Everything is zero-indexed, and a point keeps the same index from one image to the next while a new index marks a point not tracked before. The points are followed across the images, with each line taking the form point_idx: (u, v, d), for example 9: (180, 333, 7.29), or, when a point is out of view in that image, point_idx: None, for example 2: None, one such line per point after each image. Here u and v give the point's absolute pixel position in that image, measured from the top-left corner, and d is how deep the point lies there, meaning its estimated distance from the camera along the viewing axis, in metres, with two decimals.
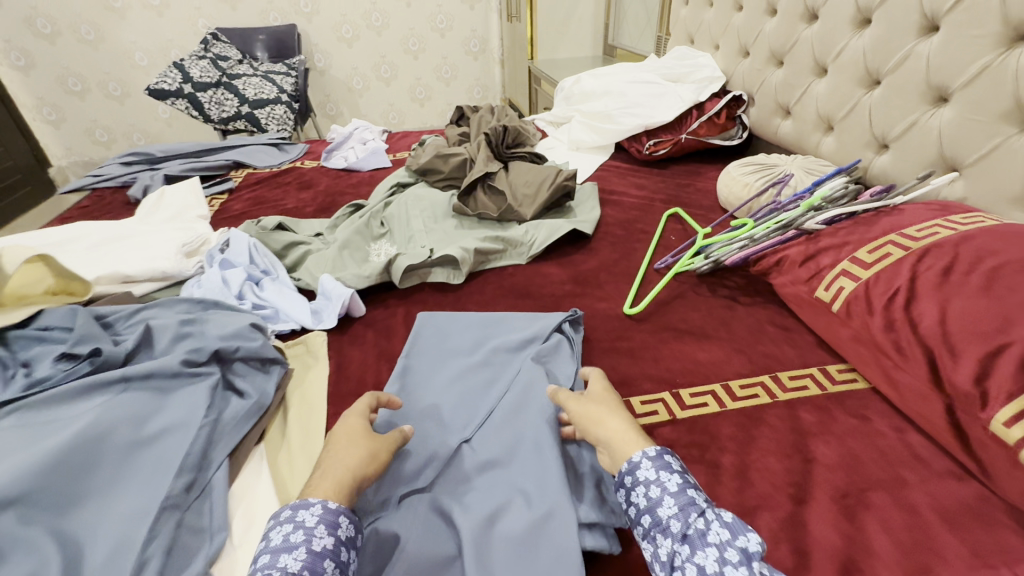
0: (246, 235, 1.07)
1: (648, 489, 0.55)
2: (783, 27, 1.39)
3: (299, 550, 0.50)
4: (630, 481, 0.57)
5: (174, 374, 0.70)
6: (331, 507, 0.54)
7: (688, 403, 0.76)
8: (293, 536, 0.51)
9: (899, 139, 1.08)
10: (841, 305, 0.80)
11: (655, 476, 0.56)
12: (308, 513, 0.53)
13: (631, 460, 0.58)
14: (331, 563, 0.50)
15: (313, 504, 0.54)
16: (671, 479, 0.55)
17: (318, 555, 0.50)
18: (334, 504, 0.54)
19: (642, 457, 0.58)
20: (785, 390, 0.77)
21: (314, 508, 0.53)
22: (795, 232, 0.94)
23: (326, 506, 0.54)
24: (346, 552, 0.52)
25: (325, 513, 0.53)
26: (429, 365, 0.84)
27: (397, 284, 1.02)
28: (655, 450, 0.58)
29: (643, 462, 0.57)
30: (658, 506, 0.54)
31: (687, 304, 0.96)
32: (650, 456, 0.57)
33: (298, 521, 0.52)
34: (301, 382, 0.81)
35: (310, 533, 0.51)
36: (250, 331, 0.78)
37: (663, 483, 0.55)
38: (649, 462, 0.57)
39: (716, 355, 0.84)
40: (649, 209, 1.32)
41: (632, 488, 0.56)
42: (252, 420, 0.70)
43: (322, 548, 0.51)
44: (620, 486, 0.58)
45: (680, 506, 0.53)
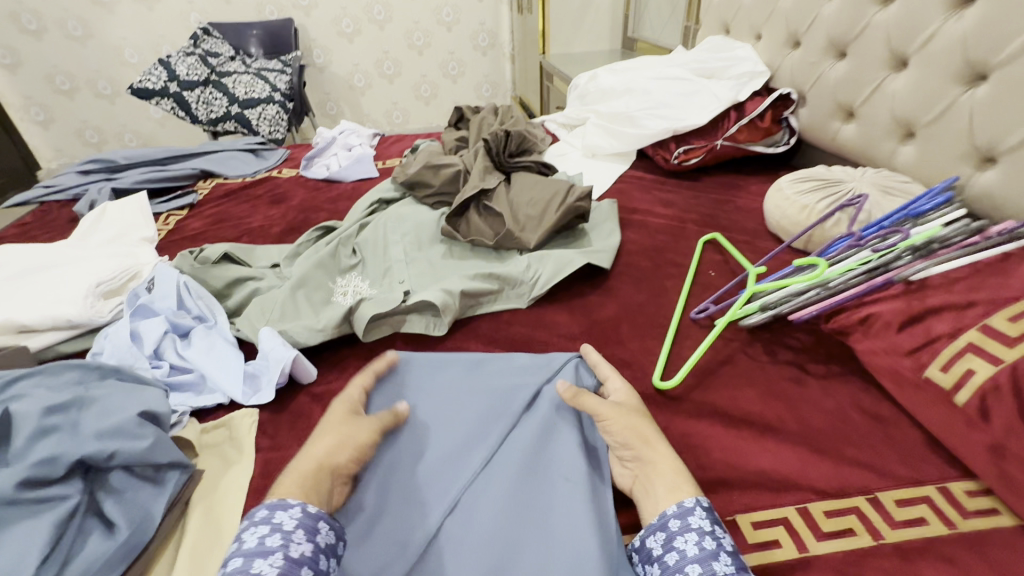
0: (176, 271, 0.86)
1: (701, 538, 0.47)
2: (847, 11, 1.14)
3: (274, 556, 0.44)
4: (676, 526, 0.48)
5: (7, 502, 0.48)
6: (310, 511, 0.49)
7: (750, 540, 0.53)
8: (268, 540, 0.45)
9: (1013, 151, 0.83)
10: (970, 397, 0.56)
11: (710, 528, 0.48)
12: (285, 515, 0.47)
13: (681, 504, 0.50)
14: (309, 571, 0.45)
15: (292, 507, 0.48)
16: (727, 538, 0.47)
17: (295, 562, 0.44)
18: (314, 508, 0.49)
19: (695, 504, 0.50)
20: (893, 527, 0.53)
21: (293, 510, 0.48)
22: (887, 280, 0.70)
23: (306, 509, 0.49)
24: (325, 562, 0.47)
25: (304, 516, 0.48)
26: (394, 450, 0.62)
27: (361, 337, 0.81)
28: (708, 501, 0.50)
29: (696, 509, 0.49)
30: (711, 558, 0.46)
31: (737, 373, 0.72)
32: (704, 506, 0.50)
33: (274, 523, 0.47)
34: (213, 490, 0.59)
35: (287, 538, 0.46)
36: (139, 425, 0.56)
37: (719, 539, 0.47)
38: (703, 512, 0.49)
39: (785, 460, 0.60)
40: (681, 233, 1.08)
41: (678, 534, 0.48)
42: (115, 572, 0.49)
43: (299, 556, 0.45)
44: (658, 530, 0.49)
45: (737, 567, 0.45)
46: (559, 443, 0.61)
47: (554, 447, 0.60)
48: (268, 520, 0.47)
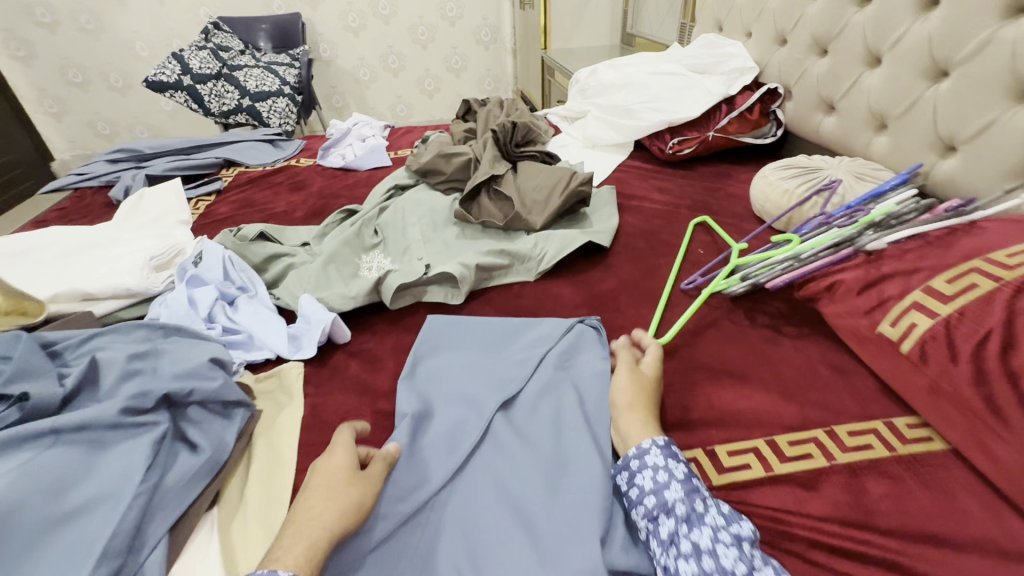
0: (221, 246, 0.95)
1: (655, 473, 0.57)
2: (828, 11, 1.23)
3: None
4: (637, 464, 0.58)
5: (112, 425, 0.59)
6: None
7: (726, 464, 0.64)
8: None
9: (970, 140, 0.93)
10: (912, 347, 0.66)
11: (663, 462, 0.57)
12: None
13: (641, 447, 0.60)
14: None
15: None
16: (679, 468, 0.57)
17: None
18: None
19: (651, 445, 0.59)
20: (844, 451, 0.63)
21: None
22: (851, 252, 0.80)
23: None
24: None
25: None
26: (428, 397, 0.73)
27: (388, 305, 0.90)
28: (664, 440, 0.60)
29: (652, 449, 0.59)
30: (664, 489, 0.55)
31: (720, 335, 0.83)
32: (659, 445, 0.59)
33: None
34: (269, 426, 0.69)
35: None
36: (209, 368, 0.67)
37: (671, 471, 0.57)
38: (659, 450, 0.59)
39: (758, 403, 0.71)
40: (674, 217, 1.18)
41: (637, 471, 0.58)
42: (203, 482, 0.59)
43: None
44: (623, 469, 0.59)
45: (686, 492, 0.55)
46: (565, 395, 0.71)
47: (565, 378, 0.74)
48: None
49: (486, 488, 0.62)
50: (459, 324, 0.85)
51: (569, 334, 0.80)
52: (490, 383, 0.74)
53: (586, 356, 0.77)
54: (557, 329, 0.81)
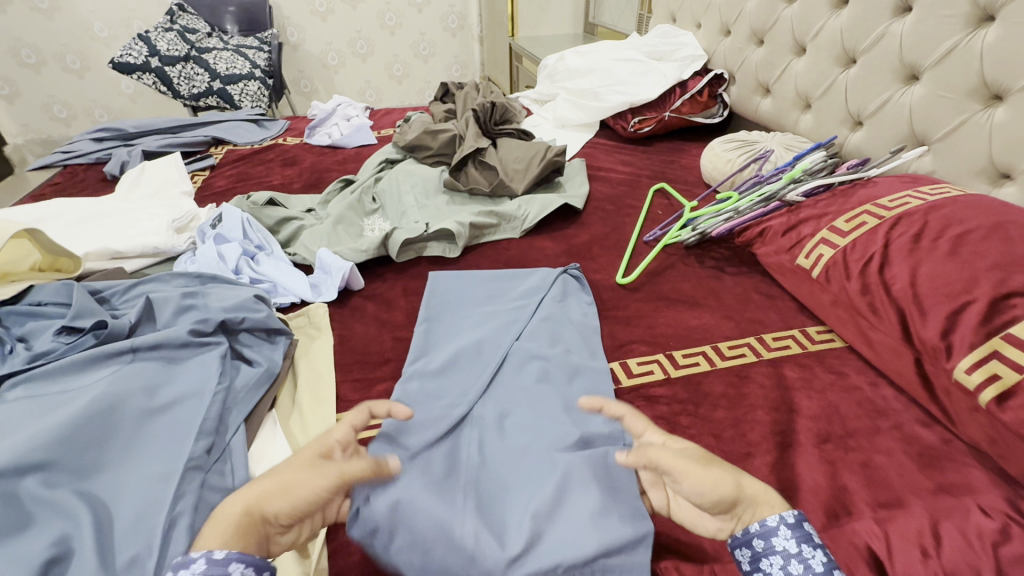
0: (239, 210, 1.06)
1: (788, 562, 0.48)
2: (763, 7, 1.43)
3: None
4: (762, 546, 0.49)
5: (182, 344, 0.71)
6: (217, 557, 0.43)
7: (681, 363, 0.80)
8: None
9: (872, 116, 1.14)
10: (820, 272, 0.86)
11: (796, 549, 0.48)
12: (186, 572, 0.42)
13: (764, 523, 0.50)
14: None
15: (194, 559, 0.43)
16: (816, 557, 0.47)
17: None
18: (221, 553, 0.44)
19: (779, 522, 0.49)
20: (769, 350, 0.82)
21: (193, 566, 0.42)
22: (778, 204, 0.99)
23: (212, 558, 0.43)
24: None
25: (206, 569, 0.42)
26: (443, 335, 0.83)
27: (394, 258, 1.04)
28: (794, 516, 0.50)
29: (780, 529, 0.49)
30: None
31: (677, 274, 1.00)
32: (789, 524, 0.49)
33: None
34: (306, 351, 0.82)
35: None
36: (255, 303, 0.79)
37: (806, 560, 0.47)
38: (789, 531, 0.49)
39: (706, 321, 0.89)
40: (636, 185, 1.35)
41: (762, 556, 0.49)
42: (264, 388, 0.71)
43: None
44: (742, 546, 0.50)
45: None
46: (564, 327, 0.84)
47: (562, 309, 0.87)
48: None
49: (508, 422, 0.68)
50: (457, 273, 0.98)
51: (559, 282, 0.92)
52: (494, 320, 0.85)
53: (574, 304, 0.90)
54: (547, 280, 0.92)
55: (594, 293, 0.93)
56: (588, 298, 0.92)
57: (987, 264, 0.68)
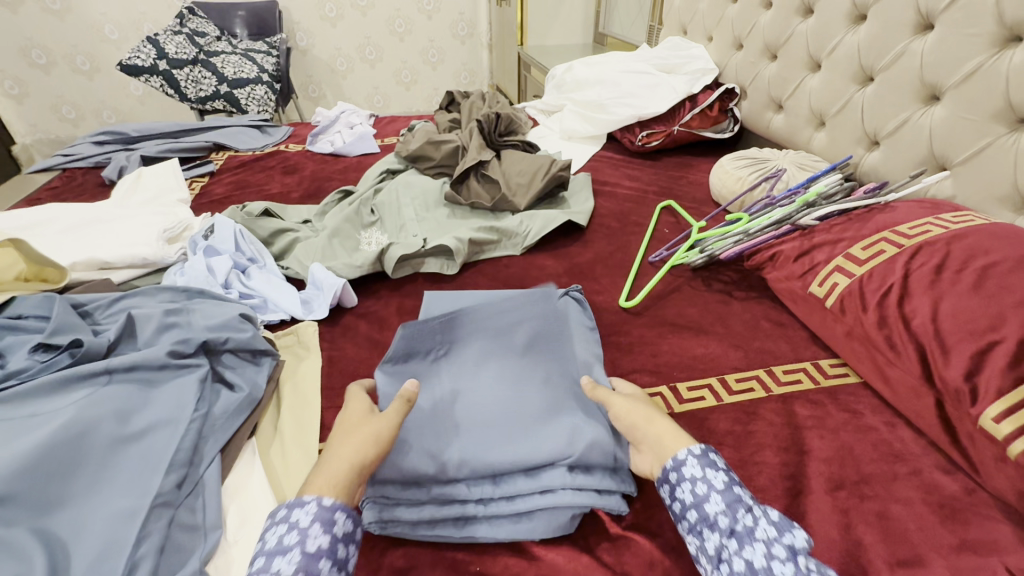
0: (232, 221, 1.03)
1: (694, 486, 0.50)
2: (777, 21, 1.39)
3: (291, 553, 0.44)
4: (675, 477, 0.52)
5: (160, 366, 0.67)
6: (327, 504, 0.48)
7: (686, 396, 0.76)
8: (286, 539, 0.45)
9: (890, 136, 1.09)
10: (834, 302, 0.81)
11: (702, 473, 0.51)
12: (302, 513, 0.47)
13: (675, 457, 0.53)
14: (327, 562, 0.45)
15: (308, 502, 0.48)
16: (718, 478, 0.50)
17: (312, 556, 0.45)
18: (330, 500, 0.48)
19: (687, 454, 0.53)
20: (779, 385, 0.78)
21: (308, 506, 0.47)
22: (790, 227, 0.95)
23: (322, 503, 0.48)
24: (343, 550, 0.47)
25: (320, 511, 0.47)
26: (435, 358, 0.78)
27: (389, 274, 1.00)
28: (700, 447, 0.53)
29: (688, 459, 0.52)
30: (704, 503, 0.49)
31: (682, 298, 0.96)
32: (695, 454, 0.52)
33: (291, 522, 0.46)
34: (293, 372, 0.78)
35: (304, 534, 0.46)
36: (240, 322, 0.75)
37: (710, 482, 0.50)
38: (695, 460, 0.52)
39: (712, 350, 0.84)
40: (643, 201, 1.31)
41: (676, 486, 0.52)
42: (245, 414, 0.68)
43: (317, 550, 0.45)
44: (664, 482, 0.53)
45: (727, 503, 0.49)
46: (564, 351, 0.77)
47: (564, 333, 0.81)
48: (287, 518, 0.47)
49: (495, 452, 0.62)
50: (454, 293, 0.94)
51: (559, 304, 0.86)
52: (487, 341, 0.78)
53: (576, 327, 0.83)
54: (545, 300, 0.84)
55: (596, 315, 0.88)
56: (590, 321, 0.87)
57: (1014, 300, 0.63)
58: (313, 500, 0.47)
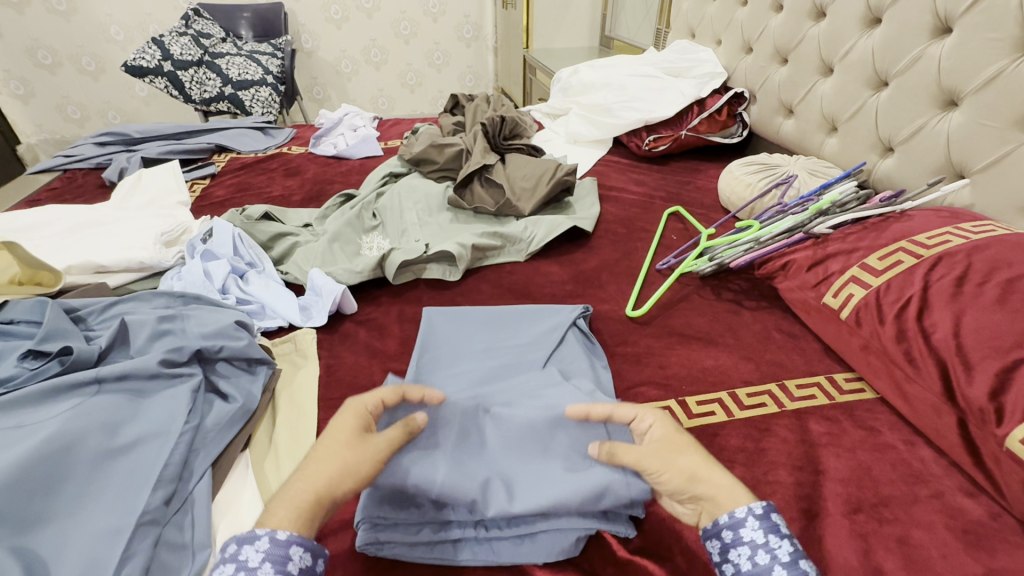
0: (231, 225, 1.01)
1: (754, 553, 0.48)
2: (788, 25, 1.36)
3: None
4: (730, 537, 0.49)
5: (151, 375, 0.65)
6: (279, 539, 0.45)
7: (695, 411, 0.73)
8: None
9: (905, 142, 1.07)
10: (849, 313, 0.78)
11: (763, 539, 0.48)
12: (252, 551, 0.44)
13: (733, 514, 0.49)
14: None
15: (259, 537, 0.45)
16: (782, 547, 0.47)
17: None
18: (284, 534, 0.46)
19: (747, 513, 0.49)
20: (792, 399, 0.75)
21: (259, 543, 0.45)
22: (803, 236, 0.92)
23: (275, 538, 0.46)
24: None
25: (270, 548, 0.45)
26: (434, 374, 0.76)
27: (390, 280, 0.98)
28: (762, 507, 0.49)
29: (748, 520, 0.49)
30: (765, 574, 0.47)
31: (691, 307, 0.94)
32: (757, 515, 0.49)
33: (241, 560, 0.44)
34: (289, 382, 0.76)
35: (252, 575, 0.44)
36: (235, 329, 0.73)
37: (772, 550, 0.47)
38: (756, 522, 0.48)
39: (722, 362, 0.82)
40: (649, 207, 1.29)
41: (732, 547, 0.49)
42: (238, 425, 0.66)
43: None
44: (713, 537, 0.50)
45: None
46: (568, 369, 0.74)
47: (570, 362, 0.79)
48: (237, 556, 0.45)
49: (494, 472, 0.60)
50: (456, 304, 0.92)
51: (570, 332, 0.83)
52: (494, 360, 0.79)
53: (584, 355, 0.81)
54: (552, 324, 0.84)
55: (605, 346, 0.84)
56: (597, 348, 0.84)
57: None
58: (264, 535, 0.45)
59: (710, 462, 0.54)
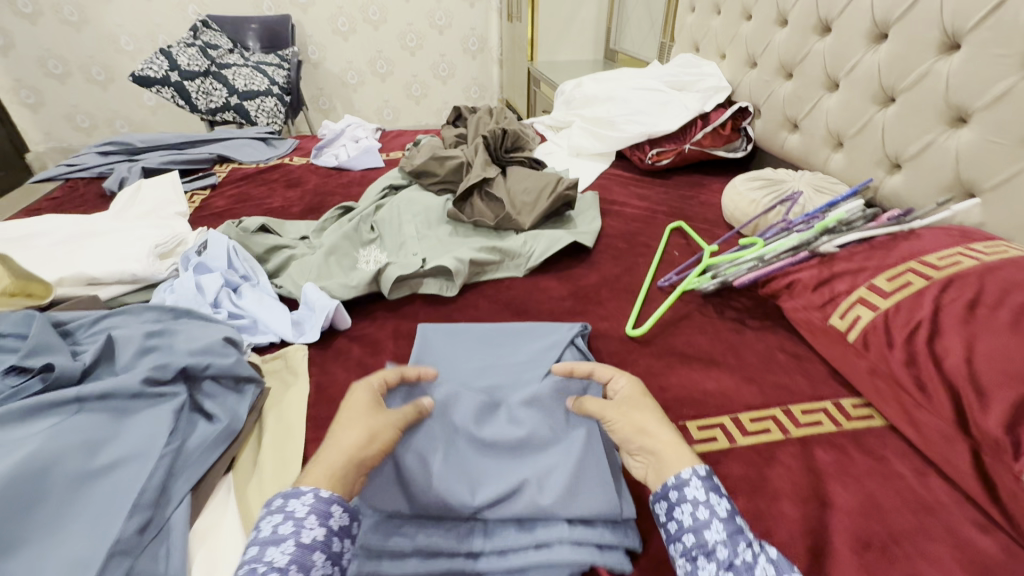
0: (226, 237, 1.00)
1: (695, 509, 0.52)
2: (793, 39, 1.35)
3: (286, 543, 0.47)
4: (675, 496, 0.53)
5: (134, 394, 0.63)
6: (323, 497, 0.51)
7: (695, 436, 0.71)
8: (282, 528, 0.48)
9: (913, 159, 1.04)
10: (856, 336, 0.76)
11: (704, 497, 0.52)
12: (298, 504, 0.50)
13: (679, 476, 0.54)
14: (321, 555, 0.48)
15: (305, 493, 0.51)
16: (722, 505, 0.51)
17: (307, 547, 0.48)
18: (327, 493, 0.51)
19: (691, 475, 0.54)
20: (797, 426, 0.72)
21: (305, 497, 0.50)
22: (809, 254, 0.90)
23: (319, 495, 0.51)
24: (337, 543, 0.50)
25: (316, 502, 0.50)
26: None
27: (386, 295, 0.96)
28: (705, 470, 0.54)
29: (692, 480, 0.53)
30: (704, 528, 0.51)
31: (693, 326, 0.91)
32: (701, 476, 0.53)
33: (289, 511, 0.49)
34: (278, 401, 0.74)
35: (299, 525, 0.48)
36: (223, 346, 0.72)
37: (712, 507, 0.51)
38: (699, 481, 0.53)
39: (724, 384, 0.79)
40: (652, 222, 1.27)
41: (676, 505, 0.53)
42: (221, 448, 0.64)
43: (312, 541, 0.48)
44: (661, 499, 0.55)
45: (727, 533, 0.50)
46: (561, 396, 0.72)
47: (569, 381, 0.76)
48: (282, 509, 0.50)
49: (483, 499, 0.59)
50: (452, 321, 0.90)
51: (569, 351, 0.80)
52: (490, 378, 0.77)
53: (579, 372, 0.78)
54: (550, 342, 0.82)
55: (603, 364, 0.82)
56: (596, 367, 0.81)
57: None
58: (312, 490, 0.50)
59: (660, 421, 0.60)
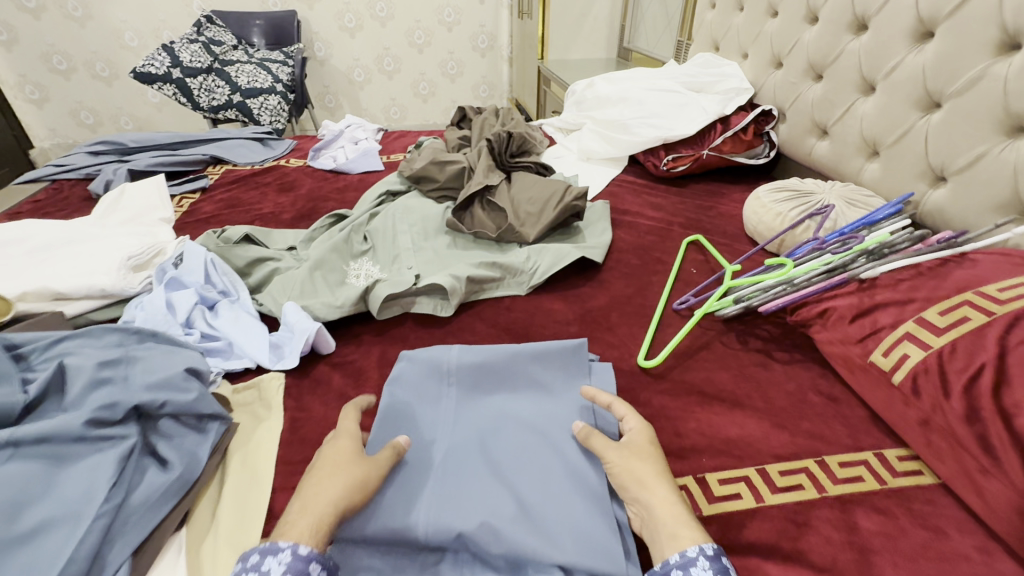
0: (203, 249, 0.93)
1: None
2: (824, 37, 1.24)
3: None
4: None
5: (76, 438, 0.56)
6: (302, 553, 0.46)
7: (716, 494, 0.62)
8: None
9: (961, 172, 0.94)
10: (904, 378, 0.66)
11: None
12: (273, 561, 0.45)
13: (685, 553, 0.48)
14: None
15: (282, 550, 0.46)
16: None
17: None
18: (305, 549, 0.47)
19: (698, 553, 0.48)
20: (836, 483, 0.63)
21: (282, 555, 0.45)
22: (845, 279, 0.80)
23: (297, 551, 0.46)
24: None
25: (293, 560, 0.45)
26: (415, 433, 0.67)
27: (374, 316, 0.88)
28: (713, 548, 0.48)
29: (699, 560, 0.47)
30: None
31: (713, 358, 0.82)
32: (708, 555, 0.47)
33: (262, 570, 0.45)
34: (246, 441, 0.67)
35: None
36: (185, 379, 0.64)
37: None
38: (707, 562, 0.47)
39: (749, 430, 0.70)
40: (666, 235, 1.17)
41: None
42: (171, 501, 0.57)
43: None
44: None
45: None
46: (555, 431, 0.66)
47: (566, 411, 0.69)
48: (257, 567, 0.46)
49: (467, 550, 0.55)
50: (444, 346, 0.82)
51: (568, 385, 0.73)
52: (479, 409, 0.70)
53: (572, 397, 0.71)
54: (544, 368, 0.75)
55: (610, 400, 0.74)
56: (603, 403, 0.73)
57: None
58: (288, 547, 0.46)
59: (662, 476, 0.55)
